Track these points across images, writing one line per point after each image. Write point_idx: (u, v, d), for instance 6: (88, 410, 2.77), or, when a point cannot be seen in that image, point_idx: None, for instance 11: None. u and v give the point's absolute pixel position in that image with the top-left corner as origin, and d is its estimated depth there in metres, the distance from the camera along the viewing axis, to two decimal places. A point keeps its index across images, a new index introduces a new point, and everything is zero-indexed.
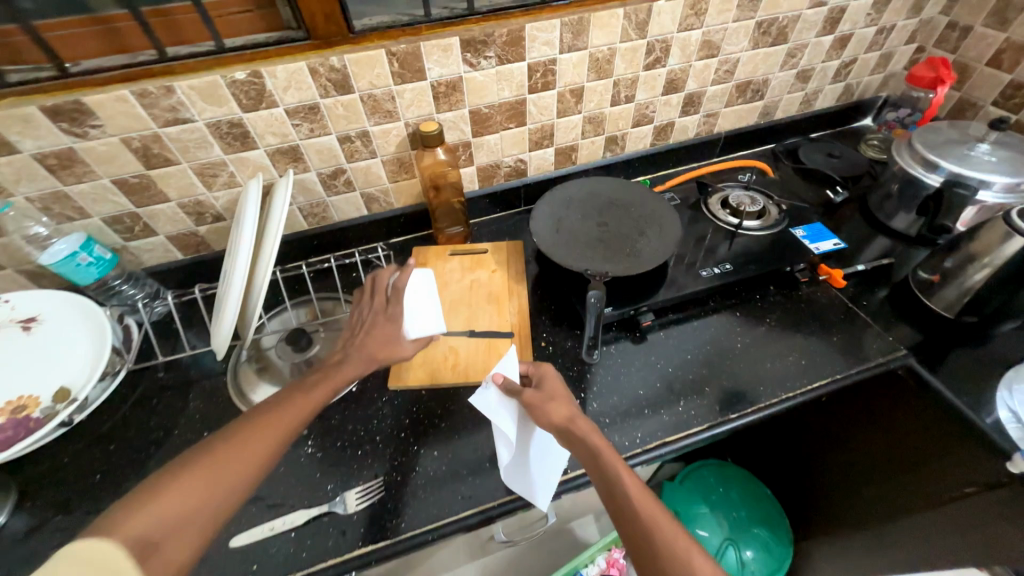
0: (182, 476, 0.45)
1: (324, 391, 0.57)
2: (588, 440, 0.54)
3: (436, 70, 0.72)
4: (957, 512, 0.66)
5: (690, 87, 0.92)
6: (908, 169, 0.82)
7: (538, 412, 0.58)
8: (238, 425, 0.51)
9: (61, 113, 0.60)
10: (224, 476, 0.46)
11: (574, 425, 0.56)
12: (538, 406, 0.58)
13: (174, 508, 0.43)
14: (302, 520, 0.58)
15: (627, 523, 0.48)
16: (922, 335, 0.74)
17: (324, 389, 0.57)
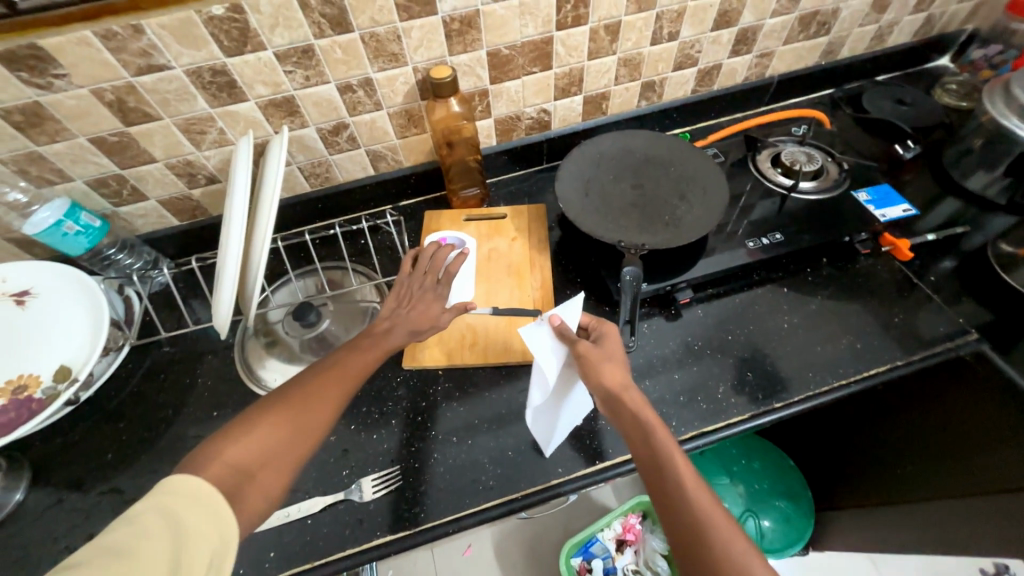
0: (249, 425, 0.46)
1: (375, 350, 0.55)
2: (638, 413, 0.48)
3: (448, 2, 0.61)
4: (1009, 504, 0.61)
5: (745, 21, 0.78)
6: (998, 120, 0.68)
7: (593, 369, 0.51)
8: (304, 378, 0.51)
9: (17, 60, 0.51)
10: (298, 424, 0.47)
11: (626, 394, 0.50)
12: (593, 361, 0.52)
13: (245, 457, 0.44)
14: (318, 508, 0.56)
15: (670, 507, 0.43)
16: (996, 317, 0.66)
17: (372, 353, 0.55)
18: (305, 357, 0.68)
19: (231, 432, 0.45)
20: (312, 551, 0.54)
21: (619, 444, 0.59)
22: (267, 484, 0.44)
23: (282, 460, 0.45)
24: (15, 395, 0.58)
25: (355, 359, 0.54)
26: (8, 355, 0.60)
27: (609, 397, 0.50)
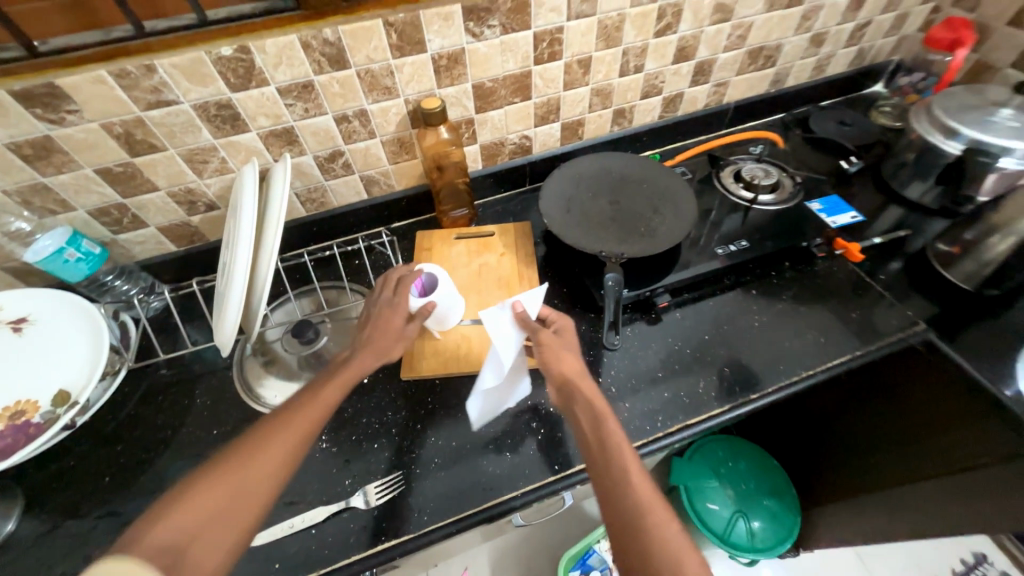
0: (198, 491, 0.42)
1: (332, 391, 0.53)
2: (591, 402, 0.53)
3: (436, 42, 0.67)
4: (971, 480, 0.68)
5: (701, 55, 0.87)
6: (926, 137, 0.79)
7: (553, 353, 0.58)
8: (254, 433, 0.47)
9: (33, 98, 0.55)
10: (247, 484, 0.43)
11: (581, 380, 0.56)
12: (553, 350, 0.58)
13: (194, 523, 0.40)
14: (323, 516, 0.57)
15: (613, 500, 0.46)
16: (941, 308, 0.73)
17: (333, 390, 0.53)
18: (304, 373, 0.71)
19: (177, 493, 0.42)
20: (316, 559, 0.54)
21: None
22: (216, 543, 0.40)
23: (232, 518, 0.42)
24: (13, 420, 0.58)
25: (309, 407, 0.50)
26: (8, 381, 0.61)
27: (564, 385, 0.56)
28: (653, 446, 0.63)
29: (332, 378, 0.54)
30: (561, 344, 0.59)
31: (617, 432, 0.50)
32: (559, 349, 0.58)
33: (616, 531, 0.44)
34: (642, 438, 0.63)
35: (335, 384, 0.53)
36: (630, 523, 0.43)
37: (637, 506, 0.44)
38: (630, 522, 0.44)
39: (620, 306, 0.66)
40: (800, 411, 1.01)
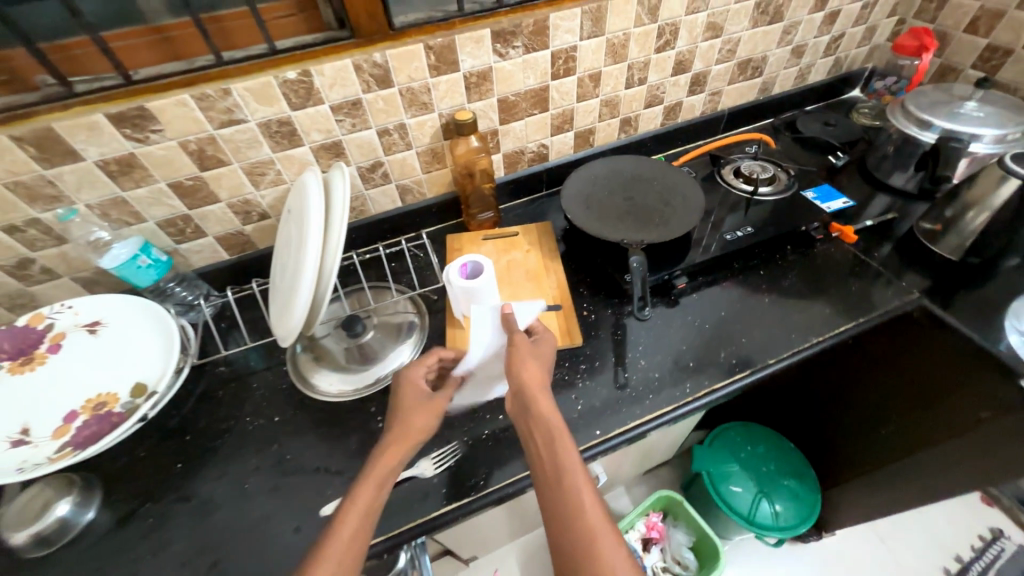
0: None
1: (388, 461, 0.56)
2: (546, 413, 0.56)
3: (468, 62, 0.76)
4: (977, 437, 0.72)
5: (696, 68, 0.97)
6: (903, 130, 0.89)
7: (517, 365, 0.61)
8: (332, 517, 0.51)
9: (125, 120, 0.62)
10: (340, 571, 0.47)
11: (540, 393, 0.58)
12: (518, 362, 0.61)
13: None
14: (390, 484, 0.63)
15: (557, 516, 0.49)
16: (933, 278, 0.80)
17: (392, 456, 0.57)
18: (353, 364, 0.76)
19: None
20: (387, 525, 0.60)
21: (646, 404, 0.70)
22: None
23: None
24: (96, 411, 0.63)
25: (371, 477, 0.55)
26: (88, 377, 0.66)
27: (521, 396, 0.59)
28: (683, 408, 0.69)
29: (392, 446, 0.58)
30: (522, 352, 0.63)
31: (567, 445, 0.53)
32: (521, 358, 0.62)
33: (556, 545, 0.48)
34: (674, 402, 0.70)
35: (391, 450, 0.57)
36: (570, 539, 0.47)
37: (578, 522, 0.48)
38: (571, 538, 0.47)
39: (646, 286, 0.74)
40: (810, 391, 1.07)
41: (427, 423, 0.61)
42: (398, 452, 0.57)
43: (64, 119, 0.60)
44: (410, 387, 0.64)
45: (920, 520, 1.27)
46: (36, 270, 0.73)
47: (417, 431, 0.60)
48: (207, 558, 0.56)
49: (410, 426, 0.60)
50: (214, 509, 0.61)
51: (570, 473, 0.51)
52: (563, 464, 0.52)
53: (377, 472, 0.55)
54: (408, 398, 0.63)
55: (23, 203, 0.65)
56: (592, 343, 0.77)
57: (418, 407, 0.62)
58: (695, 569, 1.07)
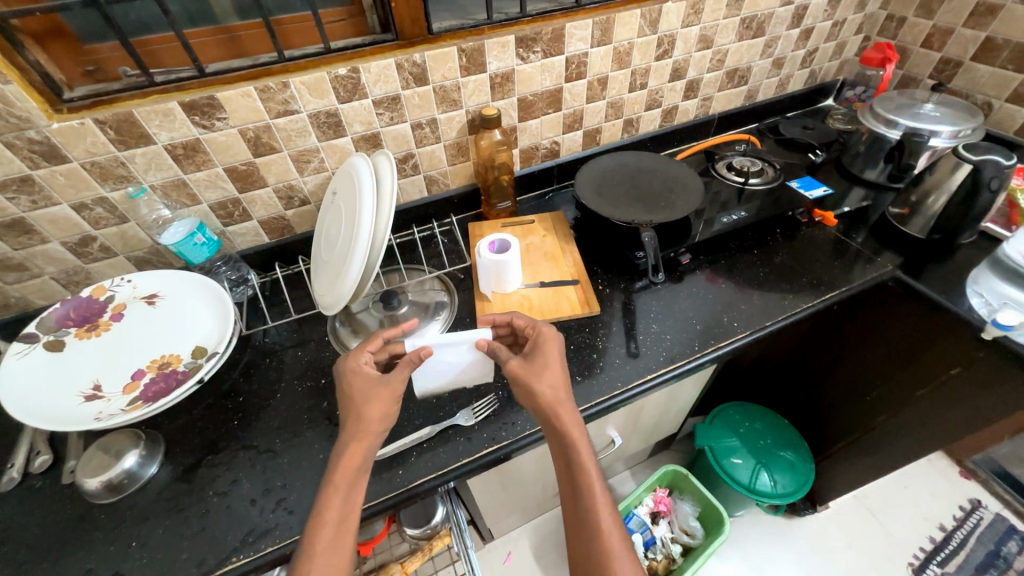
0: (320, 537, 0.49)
1: (362, 448, 0.56)
2: (566, 429, 0.57)
3: (494, 64, 0.86)
4: (950, 389, 0.82)
5: (691, 75, 1.09)
6: (873, 129, 1.02)
7: (528, 383, 0.60)
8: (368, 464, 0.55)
9: (195, 108, 0.70)
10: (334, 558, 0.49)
11: (560, 407, 0.58)
12: (526, 380, 0.61)
13: None
14: (429, 433, 0.68)
15: (578, 529, 0.55)
16: (905, 254, 0.91)
17: (360, 443, 0.56)
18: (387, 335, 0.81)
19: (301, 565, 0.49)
20: (436, 464, 0.65)
21: (660, 360, 0.78)
22: None
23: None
24: (162, 369, 0.69)
25: (346, 468, 0.55)
26: (152, 342, 0.72)
27: (542, 413, 0.60)
28: (694, 362, 0.78)
29: (358, 435, 0.57)
30: (533, 370, 0.61)
31: (589, 466, 0.56)
32: (536, 378, 0.60)
33: (576, 553, 0.55)
34: (686, 357, 0.78)
35: (357, 439, 0.57)
36: (589, 554, 0.53)
37: (596, 539, 0.53)
38: (590, 552, 0.53)
39: (657, 254, 0.85)
40: (800, 369, 1.16)
41: (384, 410, 0.59)
42: (367, 438, 0.57)
43: (143, 105, 0.67)
44: (361, 377, 0.61)
45: (908, 495, 1.39)
46: (96, 248, 0.79)
47: (376, 421, 0.58)
48: (273, 496, 0.63)
49: (364, 419, 0.58)
50: (275, 456, 0.67)
51: (593, 494, 0.55)
52: (585, 485, 0.55)
53: (350, 460, 0.55)
54: (359, 384, 0.61)
55: (95, 182, 0.72)
56: (608, 312, 0.85)
57: (370, 393, 0.60)
58: (701, 537, 1.14)
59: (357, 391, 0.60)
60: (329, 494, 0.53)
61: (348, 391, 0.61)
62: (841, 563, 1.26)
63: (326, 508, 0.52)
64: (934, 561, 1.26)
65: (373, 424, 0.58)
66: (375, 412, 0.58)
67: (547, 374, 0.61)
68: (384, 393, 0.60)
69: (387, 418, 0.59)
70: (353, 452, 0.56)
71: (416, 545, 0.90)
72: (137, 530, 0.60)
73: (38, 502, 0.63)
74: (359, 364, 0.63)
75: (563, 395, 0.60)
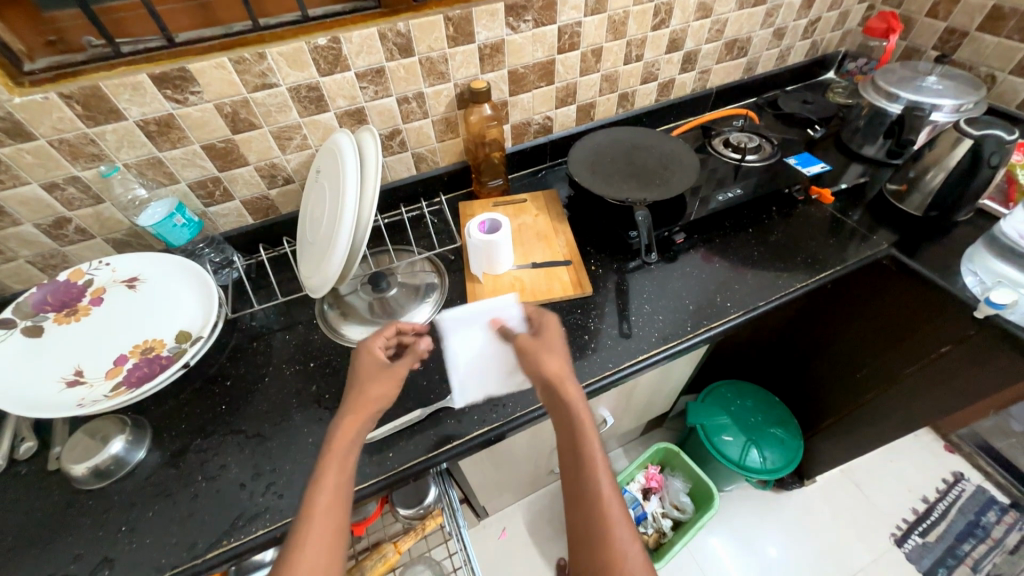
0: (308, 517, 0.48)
1: (359, 420, 0.56)
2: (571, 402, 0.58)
3: (483, 34, 0.82)
4: (940, 366, 0.82)
5: (689, 46, 1.05)
6: (874, 102, 0.99)
7: (533, 360, 0.62)
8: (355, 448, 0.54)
9: (167, 81, 0.66)
10: (321, 543, 0.46)
11: (564, 381, 0.59)
12: (534, 353, 0.63)
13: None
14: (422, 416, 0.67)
15: (578, 502, 0.54)
16: (902, 233, 0.90)
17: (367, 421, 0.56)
18: (375, 318, 0.80)
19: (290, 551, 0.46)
20: (427, 446, 0.65)
21: (651, 340, 0.78)
22: None
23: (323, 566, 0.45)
24: (146, 354, 0.68)
25: (343, 438, 0.54)
26: (135, 327, 0.71)
27: (548, 388, 0.60)
28: (686, 343, 0.77)
29: (357, 408, 0.57)
30: (542, 346, 0.63)
31: (591, 439, 0.56)
32: (542, 353, 0.62)
33: (576, 526, 0.54)
34: (679, 337, 0.78)
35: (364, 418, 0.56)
36: (588, 526, 0.52)
37: (596, 510, 0.52)
38: (589, 528, 0.52)
39: (651, 234, 0.84)
40: (792, 347, 1.17)
41: (385, 392, 0.60)
42: (367, 410, 0.58)
43: (111, 78, 0.64)
44: (369, 356, 0.63)
45: (893, 468, 1.42)
46: (71, 230, 0.76)
47: (373, 401, 0.59)
48: (263, 480, 0.62)
49: (365, 396, 0.59)
50: (264, 440, 0.66)
51: (593, 469, 0.54)
52: (586, 460, 0.55)
53: (348, 430, 0.55)
54: (364, 366, 0.62)
55: (66, 160, 0.68)
56: (601, 292, 0.84)
57: (375, 375, 0.61)
58: (691, 512, 1.17)
59: (363, 369, 0.62)
60: (328, 462, 0.52)
61: (355, 369, 0.62)
62: (826, 534, 1.30)
63: (322, 476, 0.51)
64: (916, 531, 1.30)
65: (373, 397, 0.59)
66: (377, 390, 0.59)
67: (552, 350, 0.63)
68: (388, 376, 0.61)
69: (386, 401, 0.60)
70: (351, 423, 0.56)
71: (410, 524, 0.91)
72: (127, 515, 0.60)
73: (25, 489, 0.63)
74: (376, 344, 0.65)
75: (568, 371, 0.61)
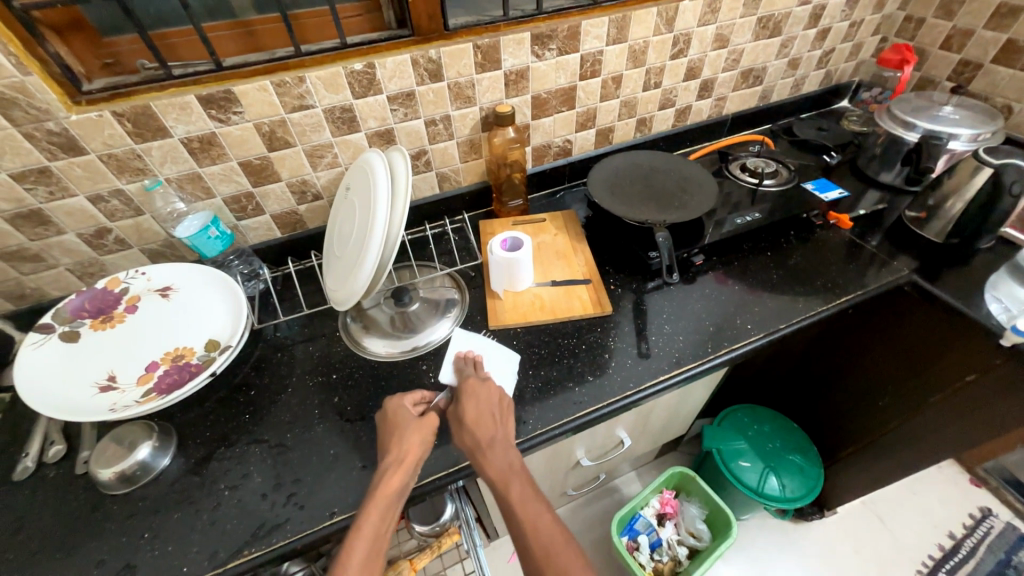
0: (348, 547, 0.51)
1: (401, 476, 0.57)
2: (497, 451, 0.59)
3: (510, 61, 0.86)
4: (966, 395, 0.80)
5: (706, 74, 1.08)
6: (890, 131, 1.00)
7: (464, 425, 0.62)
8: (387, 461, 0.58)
9: (212, 102, 0.70)
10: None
11: (487, 438, 0.60)
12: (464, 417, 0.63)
13: None
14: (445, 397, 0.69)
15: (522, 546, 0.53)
16: (922, 259, 0.90)
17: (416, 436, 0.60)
18: (397, 332, 0.82)
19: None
20: (446, 461, 0.65)
21: (671, 361, 0.78)
22: None
23: None
24: (176, 361, 0.69)
25: (386, 490, 0.56)
26: (167, 334, 0.73)
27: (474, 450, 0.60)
28: (707, 364, 0.77)
29: (396, 465, 0.58)
30: (456, 417, 0.64)
31: (521, 478, 0.57)
32: (461, 418, 0.63)
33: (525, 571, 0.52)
34: (698, 359, 0.78)
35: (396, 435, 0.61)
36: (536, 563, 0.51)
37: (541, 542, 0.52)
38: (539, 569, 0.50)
39: (671, 255, 0.85)
40: (810, 373, 1.15)
41: (423, 440, 0.61)
42: (407, 462, 0.59)
43: (161, 98, 0.68)
44: (400, 413, 0.64)
45: (917, 501, 1.38)
46: (111, 240, 0.79)
47: (413, 451, 0.60)
48: (285, 489, 0.63)
49: (402, 447, 0.60)
50: (285, 450, 0.67)
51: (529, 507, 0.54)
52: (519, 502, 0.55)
53: (396, 479, 0.57)
54: (396, 421, 0.63)
55: (112, 174, 0.72)
56: (620, 311, 0.85)
57: (411, 427, 0.62)
58: (708, 540, 1.14)
59: (397, 423, 0.63)
60: (369, 509, 0.54)
61: (385, 426, 0.63)
62: (848, 566, 1.25)
63: (364, 522, 0.53)
64: (943, 569, 1.24)
65: (412, 452, 0.60)
66: (414, 440, 0.61)
67: (469, 412, 0.63)
68: (421, 427, 0.62)
69: (424, 455, 0.61)
70: (394, 479, 0.56)
71: (424, 542, 0.89)
72: (150, 521, 0.60)
73: (52, 492, 0.64)
74: (405, 403, 0.66)
75: (490, 428, 0.62)
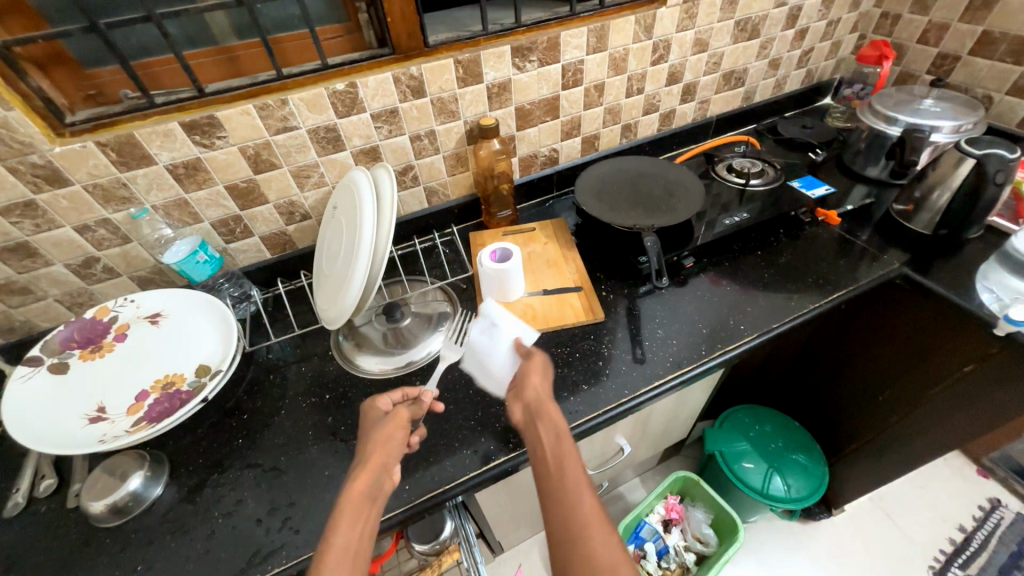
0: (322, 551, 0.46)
1: (367, 477, 0.54)
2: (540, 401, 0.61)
3: (491, 74, 0.86)
4: (965, 386, 0.80)
5: (687, 78, 1.09)
6: (873, 126, 1.01)
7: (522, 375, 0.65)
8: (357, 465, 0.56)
9: (196, 128, 0.70)
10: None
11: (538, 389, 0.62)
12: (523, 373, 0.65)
13: None
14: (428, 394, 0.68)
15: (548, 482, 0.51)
16: (912, 251, 0.90)
17: (389, 433, 0.60)
18: (388, 347, 0.81)
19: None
20: (443, 478, 0.64)
21: (666, 363, 0.77)
22: None
23: None
24: (166, 389, 0.69)
25: (352, 494, 0.52)
26: (157, 361, 0.72)
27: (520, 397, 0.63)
28: (701, 366, 0.77)
29: (361, 467, 0.56)
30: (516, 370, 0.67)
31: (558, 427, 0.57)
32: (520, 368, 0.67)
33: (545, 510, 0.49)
34: (694, 360, 0.77)
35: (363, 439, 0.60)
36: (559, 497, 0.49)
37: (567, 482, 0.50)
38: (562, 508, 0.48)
39: (659, 258, 0.84)
40: (808, 371, 1.15)
41: (391, 436, 0.59)
42: (375, 464, 0.56)
43: (145, 126, 0.68)
44: (369, 417, 0.63)
45: (926, 496, 1.36)
46: (99, 269, 0.79)
47: (382, 449, 0.58)
48: (280, 514, 0.62)
49: (371, 449, 0.58)
50: (279, 474, 0.66)
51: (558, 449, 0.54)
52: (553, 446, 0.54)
53: (365, 475, 0.54)
54: (365, 427, 0.62)
55: (98, 204, 0.72)
56: (612, 318, 0.84)
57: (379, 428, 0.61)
58: (715, 544, 1.12)
59: (367, 425, 0.62)
60: (339, 516, 0.50)
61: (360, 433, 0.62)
62: (859, 566, 1.24)
63: (334, 531, 0.49)
64: (956, 563, 1.22)
65: (378, 453, 0.58)
66: (382, 435, 0.59)
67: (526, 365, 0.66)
68: (390, 424, 0.61)
69: (393, 453, 0.59)
70: (360, 478, 0.54)
71: (426, 561, 0.88)
72: (143, 554, 0.59)
73: (44, 527, 0.63)
74: (377, 402, 0.65)
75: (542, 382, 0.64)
